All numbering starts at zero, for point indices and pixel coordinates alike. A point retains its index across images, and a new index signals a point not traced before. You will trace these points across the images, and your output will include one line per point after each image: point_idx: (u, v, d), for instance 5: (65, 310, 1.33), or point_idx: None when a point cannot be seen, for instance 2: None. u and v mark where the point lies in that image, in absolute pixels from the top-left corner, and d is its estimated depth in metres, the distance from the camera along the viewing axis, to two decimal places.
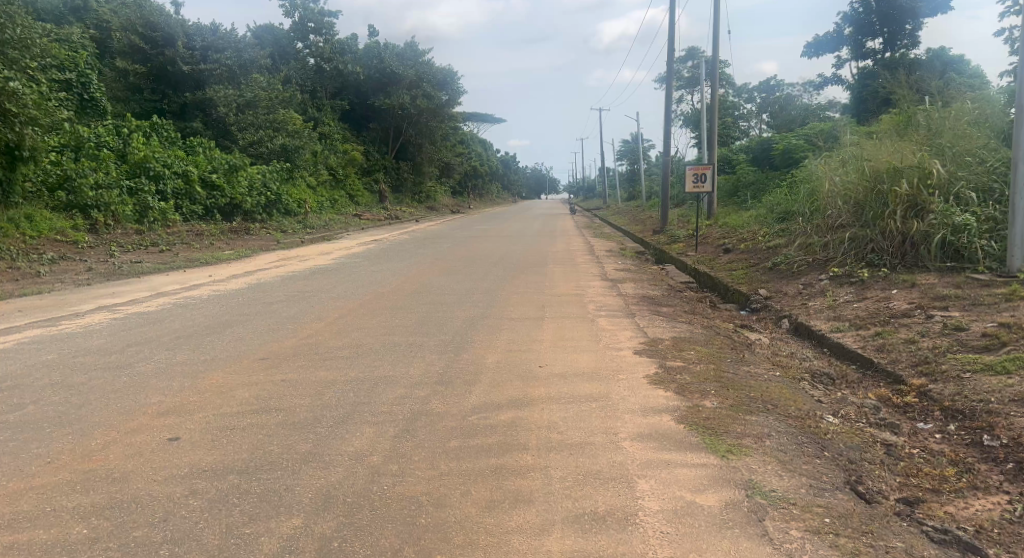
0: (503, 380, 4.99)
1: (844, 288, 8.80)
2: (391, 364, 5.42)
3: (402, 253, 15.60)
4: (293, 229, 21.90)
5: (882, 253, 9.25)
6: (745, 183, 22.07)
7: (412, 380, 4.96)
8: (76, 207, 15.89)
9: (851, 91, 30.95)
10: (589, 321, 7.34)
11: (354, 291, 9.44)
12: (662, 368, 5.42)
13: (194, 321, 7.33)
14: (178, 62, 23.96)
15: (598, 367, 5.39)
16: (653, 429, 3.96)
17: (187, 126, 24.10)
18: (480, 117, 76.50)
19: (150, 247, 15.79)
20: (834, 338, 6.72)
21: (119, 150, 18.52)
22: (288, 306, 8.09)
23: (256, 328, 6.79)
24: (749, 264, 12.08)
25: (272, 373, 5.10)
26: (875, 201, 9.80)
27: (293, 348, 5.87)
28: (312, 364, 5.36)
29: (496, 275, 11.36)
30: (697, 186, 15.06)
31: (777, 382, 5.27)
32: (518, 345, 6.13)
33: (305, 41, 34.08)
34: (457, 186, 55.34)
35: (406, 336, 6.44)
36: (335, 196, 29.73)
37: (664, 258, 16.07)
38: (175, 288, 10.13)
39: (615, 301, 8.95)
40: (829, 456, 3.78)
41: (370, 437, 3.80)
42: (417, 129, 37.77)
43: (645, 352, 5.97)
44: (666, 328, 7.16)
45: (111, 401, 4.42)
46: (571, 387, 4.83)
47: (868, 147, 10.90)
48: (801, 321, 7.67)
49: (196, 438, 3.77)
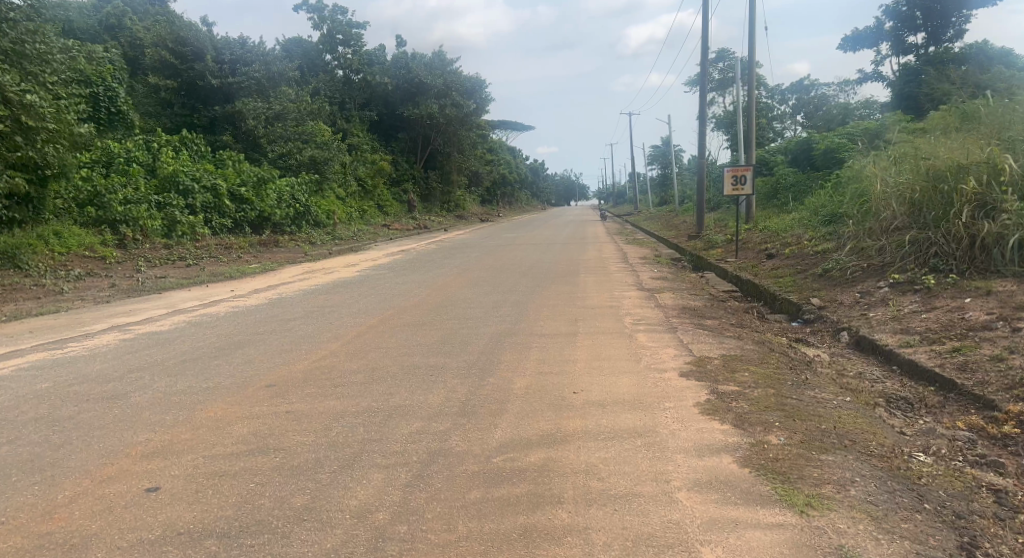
0: (535, 411, 4.39)
1: (908, 297, 8.05)
2: (409, 391, 4.85)
3: (429, 264, 15.09)
4: (322, 241, 21.56)
5: (947, 257, 8.50)
6: (784, 186, 21.22)
7: (431, 411, 4.39)
8: (104, 222, 15.71)
9: (892, 88, 29.90)
10: (627, 338, 6.70)
11: (376, 305, 8.95)
12: (714, 393, 4.79)
13: (205, 342, 6.86)
14: (207, 76, 23.80)
15: (641, 393, 4.77)
16: (713, 476, 3.34)
17: (217, 139, 23.96)
18: (508, 126, 76.21)
19: (177, 262, 15.51)
20: (905, 354, 6.03)
21: (149, 164, 18.35)
22: (306, 324, 7.58)
23: (267, 349, 6.27)
24: (796, 271, 11.33)
25: (277, 403, 4.56)
26: (936, 202, 9.03)
27: (305, 374, 5.32)
28: (322, 392, 4.81)
29: (527, 285, 10.78)
30: (736, 188, 14.30)
31: (850, 410, 4.63)
32: (551, 367, 5.52)
33: (334, 53, 33.89)
34: (487, 194, 55.00)
35: (426, 356, 5.88)
36: (363, 207, 29.47)
37: (702, 265, 15.32)
38: (193, 306, 9.70)
39: (655, 313, 8.29)
40: (930, 509, 3.15)
41: (379, 486, 3.24)
42: (446, 138, 37.48)
43: (693, 373, 5.35)
44: (714, 345, 6.49)
45: (93, 439, 3.90)
46: (613, 418, 4.24)
47: (925, 143, 10.11)
48: (864, 335, 6.97)
49: (177, 488, 3.23)
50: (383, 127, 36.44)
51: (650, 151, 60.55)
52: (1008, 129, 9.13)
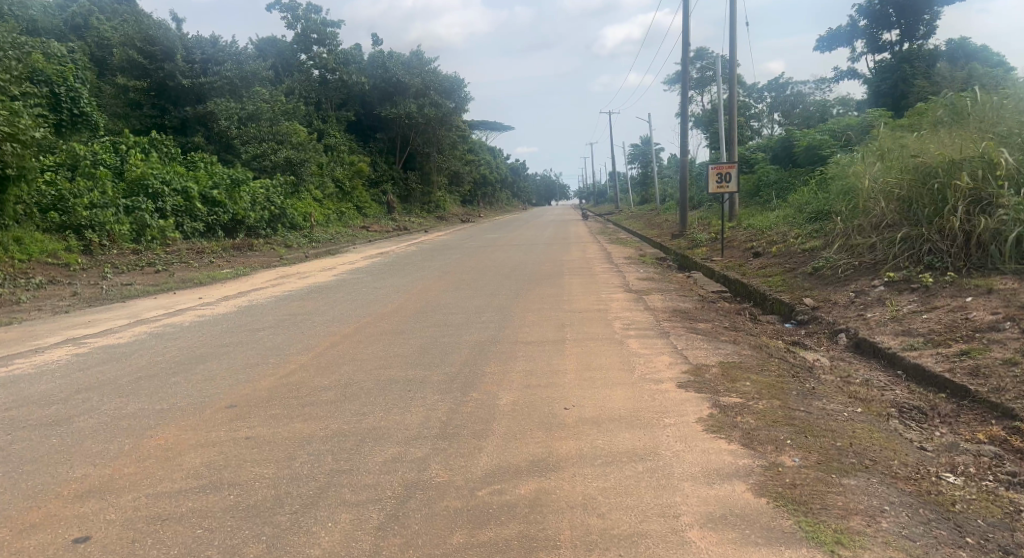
0: (523, 430, 3.99)
1: (905, 296, 7.74)
2: (384, 410, 4.42)
3: (409, 266, 14.63)
4: (298, 244, 20.97)
5: (942, 254, 8.24)
6: (766, 183, 21.00)
7: (408, 434, 3.96)
8: (69, 227, 15.07)
9: (868, 85, 29.90)
10: (618, 345, 6.32)
11: (352, 312, 8.49)
12: (717, 407, 4.41)
13: (167, 356, 6.37)
14: (177, 76, 23.16)
15: (637, 408, 4.38)
16: (726, 509, 2.99)
17: (188, 141, 23.33)
18: (487, 126, 75.62)
19: (146, 268, 14.92)
20: (910, 358, 5.71)
21: (116, 167, 17.73)
22: (276, 335, 7.11)
23: (232, 364, 5.79)
24: (785, 270, 11.03)
25: (236, 427, 4.11)
26: (929, 198, 8.75)
27: (270, 392, 4.86)
28: (288, 413, 4.37)
29: (510, 288, 10.37)
30: (720, 186, 13.98)
31: (862, 423, 4.27)
32: (539, 379, 5.11)
33: (309, 53, 33.22)
34: (467, 194, 54.48)
35: (405, 369, 5.46)
36: (341, 209, 28.84)
37: (687, 264, 15.02)
38: (157, 315, 9.19)
39: (645, 316, 7.92)
40: (973, 544, 2.80)
41: (347, 532, 2.85)
42: (425, 138, 36.92)
43: (692, 384, 4.96)
44: (710, 351, 6.12)
45: (23, 475, 3.45)
46: (610, 439, 3.84)
47: (915, 138, 9.85)
48: (864, 337, 6.65)
49: (110, 537, 2.82)
50: (360, 127, 35.99)
51: (629, 150, 60.38)
52: (1002, 122, 8.86)
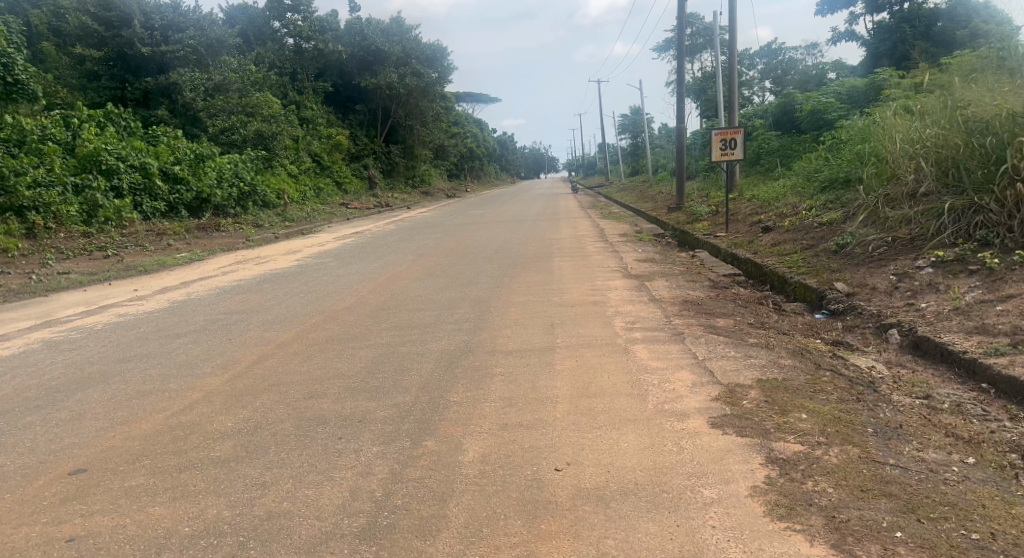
0: (493, 523, 2.67)
1: (963, 280, 6.40)
2: (296, 480, 3.05)
3: (380, 248, 13.16)
4: (270, 224, 19.43)
5: (997, 227, 6.92)
6: (767, 151, 19.67)
7: (319, 533, 2.65)
8: (9, 209, 13.40)
9: (866, 47, 28.44)
10: (624, 354, 4.95)
11: (300, 310, 7.10)
12: (773, 462, 3.08)
13: (47, 378, 4.93)
14: (136, 43, 21.17)
15: (659, 468, 3.05)
16: None
17: (151, 114, 21.52)
18: (473, 96, 73.52)
19: (95, 253, 13.37)
20: (1001, 368, 4.38)
21: (67, 143, 15.94)
22: (194, 344, 5.71)
23: (117, 393, 4.39)
24: (803, 246, 9.67)
25: (64, 518, 2.82)
26: (983, 160, 7.37)
27: (146, 443, 3.50)
28: (154, 486, 3.05)
29: (490, 276, 8.99)
30: (725, 153, 12.49)
31: (984, 487, 2.92)
32: (522, 415, 3.75)
33: (282, 20, 31.27)
34: (453, 168, 52.51)
35: (342, 400, 4.07)
36: (319, 185, 27.16)
37: (688, 241, 13.63)
38: (73, 313, 7.74)
39: (652, 310, 6.56)
40: None
41: None
42: (406, 110, 35.08)
43: (730, 421, 3.58)
44: (743, 361, 4.75)
45: None
46: (628, 538, 2.57)
47: (958, 91, 8.40)
48: (925, 336, 5.31)
49: None
50: (338, 99, 34.11)
51: (620, 120, 58.59)
52: None
